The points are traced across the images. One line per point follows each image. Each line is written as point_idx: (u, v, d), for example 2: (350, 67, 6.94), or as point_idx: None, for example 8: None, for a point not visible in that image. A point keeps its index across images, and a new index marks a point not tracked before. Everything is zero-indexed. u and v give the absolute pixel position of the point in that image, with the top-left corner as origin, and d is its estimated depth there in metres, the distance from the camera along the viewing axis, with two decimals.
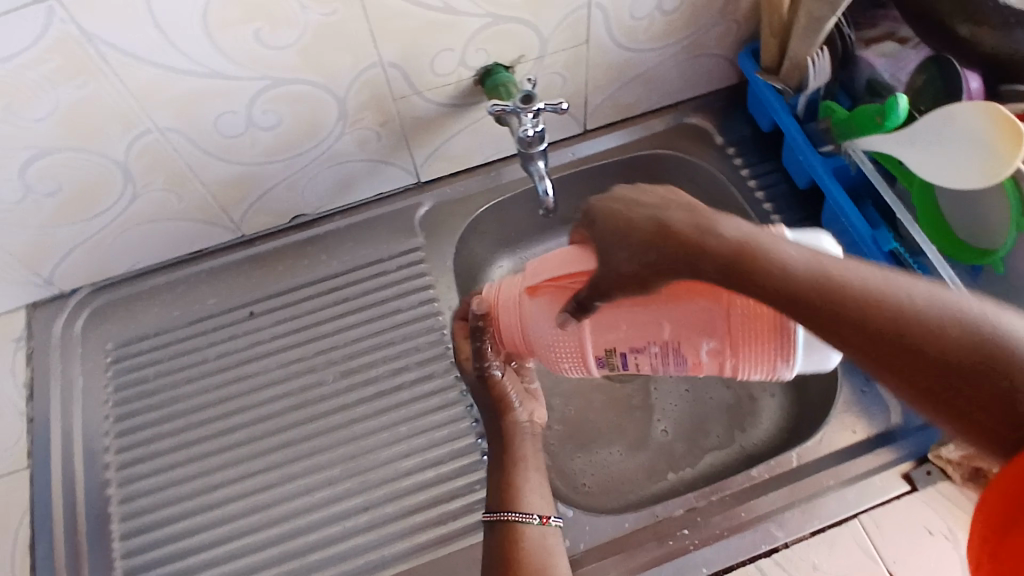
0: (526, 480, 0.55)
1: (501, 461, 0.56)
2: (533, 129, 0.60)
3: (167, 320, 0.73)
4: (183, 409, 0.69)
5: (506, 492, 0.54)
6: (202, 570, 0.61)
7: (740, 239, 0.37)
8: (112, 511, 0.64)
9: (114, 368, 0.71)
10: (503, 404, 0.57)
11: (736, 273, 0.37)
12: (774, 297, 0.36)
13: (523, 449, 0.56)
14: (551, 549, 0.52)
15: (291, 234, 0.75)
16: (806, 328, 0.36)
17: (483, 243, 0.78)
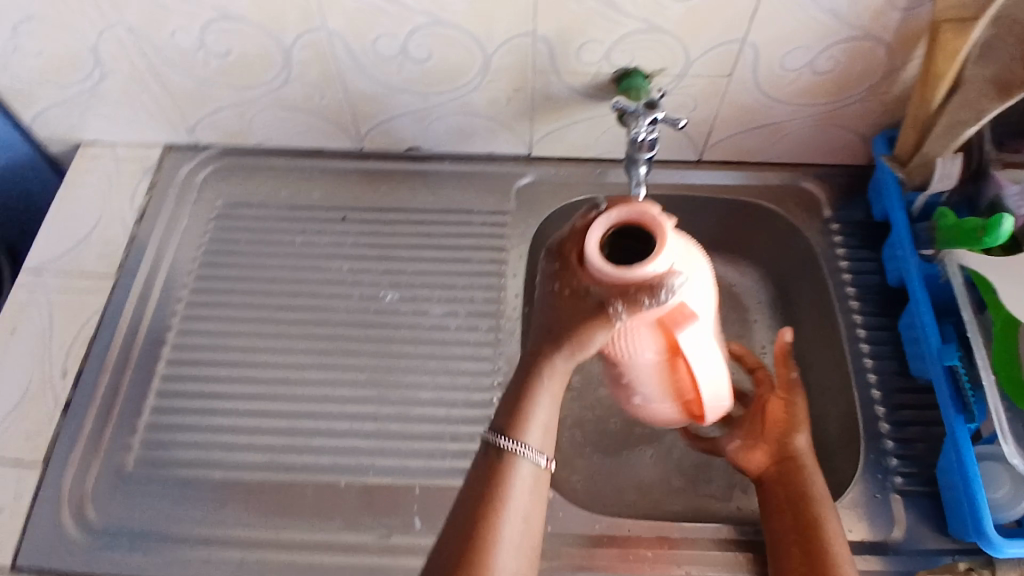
0: (540, 412, 0.48)
1: (528, 383, 0.48)
2: (646, 135, 0.62)
3: (273, 199, 0.80)
4: (259, 276, 0.76)
5: (515, 416, 0.48)
6: (219, 415, 0.67)
7: (805, 456, 0.59)
8: (169, 337, 0.72)
9: (216, 222, 0.79)
10: (580, 343, 0.47)
11: (786, 466, 0.58)
12: (789, 484, 0.57)
13: (555, 383, 0.48)
14: (535, 506, 0.47)
15: (402, 162, 0.81)
16: (784, 512, 0.56)
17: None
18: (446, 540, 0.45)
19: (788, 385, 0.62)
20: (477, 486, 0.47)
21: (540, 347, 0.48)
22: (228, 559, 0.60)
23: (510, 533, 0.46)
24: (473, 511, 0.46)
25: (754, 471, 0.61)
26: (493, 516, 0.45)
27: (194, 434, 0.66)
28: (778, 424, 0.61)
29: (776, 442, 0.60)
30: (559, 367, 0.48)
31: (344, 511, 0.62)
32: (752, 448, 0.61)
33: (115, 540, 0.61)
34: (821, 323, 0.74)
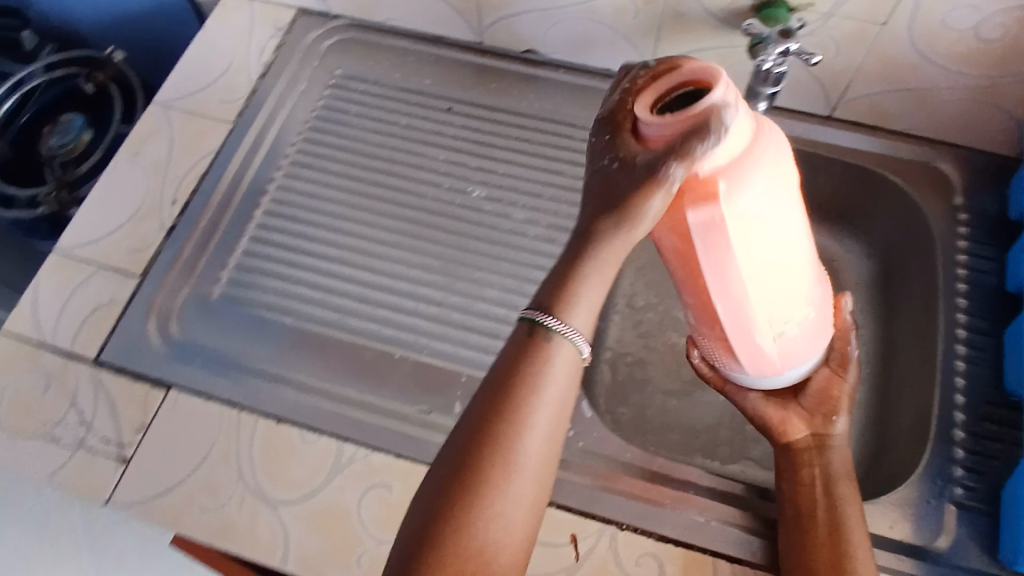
0: (590, 297, 0.45)
1: (578, 264, 0.44)
2: (772, 66, 0.61)
3: (387, 78, 0.82)
4: (360, 149, 0.78)
5: (562, 296, 0.45)
6: (299, 269, 0.71)
7: (837, 438, 0.57)
8: (269, 189, 0.76)
9: (330, 91, 0.81)
10: (634, 215, 0.42)
11: (816, 444, 0.57)
12: (815, 463, 0.56)
13: (609, 268, 0.45)
14: (569, 395, 0.46)
15: (517, 63, 0.80)
16: (806, 488, 0.55)
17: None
18: (472, 420, 0.45)
19: (843, 362, 0.58)
20: (513, 366, 0.45)
21: (592, 220, 0.44)
22: (290, 396, 0.63)
23: (538, 419, 0.44)
24: (504, 388, 0.45)
25: (784, 436, 0.58)
26: (524, 399, 0.44)
27: (275, 281, 0.70)
28: (825, 399, 0.57)
29: (819, 416, 0.57)
30: (616, 246, 0.44)
31: (393, 382, 0.65)
32: (786, 411, 0.58)
33: (193, 355, 0.65)
34: (921, 315, 0.69)
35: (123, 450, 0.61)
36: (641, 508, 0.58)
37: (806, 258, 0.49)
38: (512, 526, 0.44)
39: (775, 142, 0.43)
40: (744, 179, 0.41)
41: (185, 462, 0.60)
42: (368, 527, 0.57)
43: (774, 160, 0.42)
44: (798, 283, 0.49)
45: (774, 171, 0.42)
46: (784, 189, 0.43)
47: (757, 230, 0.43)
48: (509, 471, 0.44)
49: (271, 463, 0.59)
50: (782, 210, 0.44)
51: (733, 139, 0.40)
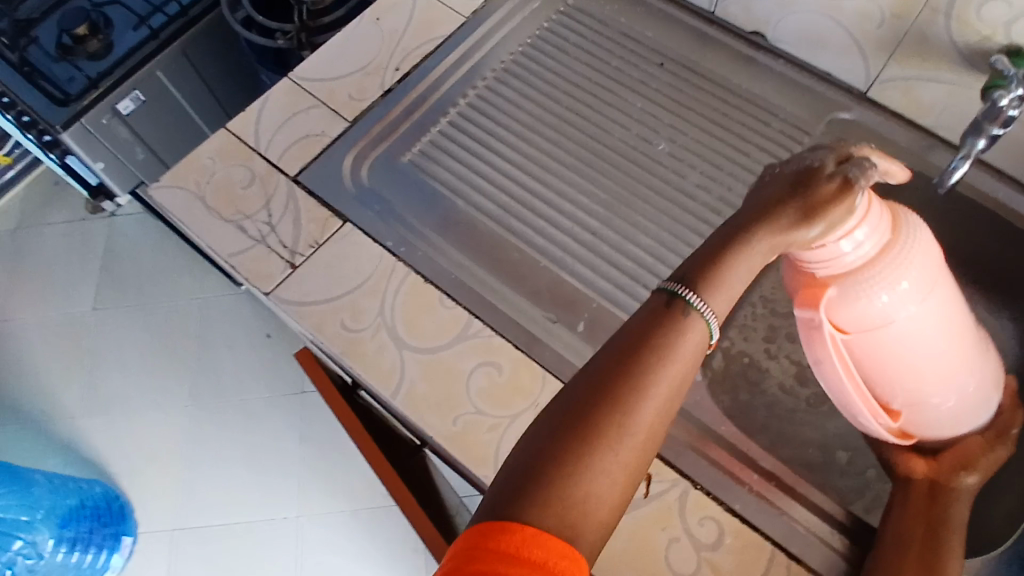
0: (729, 279, 0.46)
1: (728, 247, 0.46)
2: (1009, 106, 0.60)
3: (613, 21, 0.85)
4: (568, 77, 0.82)
5: (707, 270, 0.45)
6: (481, 162, 0.77)
7: (962, 489, 0.56)
8: (479, 85, 0.81)
9: (558, 16, 0.86)
10: (792, 223, 0.45)
11: (937, 488, 0.56)
12: (931, 504, 0.55)
13: (746, 267, 0.46)
14: (683, 388, 0.44)
15: (740, 41, 0.81)
16: (916, 525, 0.54)
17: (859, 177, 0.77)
18: (578, 394, 0.43)
19: (998, 434, 0.58)
20: (644, 334, 0.44)
21: (743, 225, 0.46)
22: (441, 265, 0.69)
23: (655, 392, 0.43)
24: (633, 353, 0.44)
25: (905, 472, 0.58)
26: (654, 369, 0.43)
27: (457, 165, 0.77)
28: (960, 457, 0.57)
29: (948, 465, 0.57)
30: (762, 239, 0.45)
31: (531, 285, 0.69)
32: (914, 454, 0.59)
33: (374, 202, 0.73)
34: None
35: (294, 257, 0.69)
36: (719, 476, 0.60)
37: (944, 346, 0.53)
38: (612, 489, 0.41)
39: (914, 242, 0.49)
40: (863, 291, 0.49)
41: (341, 284, 0.67)
42: (472, 396, 0.62)
43: (900, 268, 0.49)
44: (926, 376, 0.54)
45: (897, 283, 0.49)
46: (911, 297, 0.50)
47: (875, 330, 0.51)
48: (621, 430, 0.41)
49: (410, 313, 0.66)
50: (907, 317, 0.51)
51: (856, 244, 0.48)
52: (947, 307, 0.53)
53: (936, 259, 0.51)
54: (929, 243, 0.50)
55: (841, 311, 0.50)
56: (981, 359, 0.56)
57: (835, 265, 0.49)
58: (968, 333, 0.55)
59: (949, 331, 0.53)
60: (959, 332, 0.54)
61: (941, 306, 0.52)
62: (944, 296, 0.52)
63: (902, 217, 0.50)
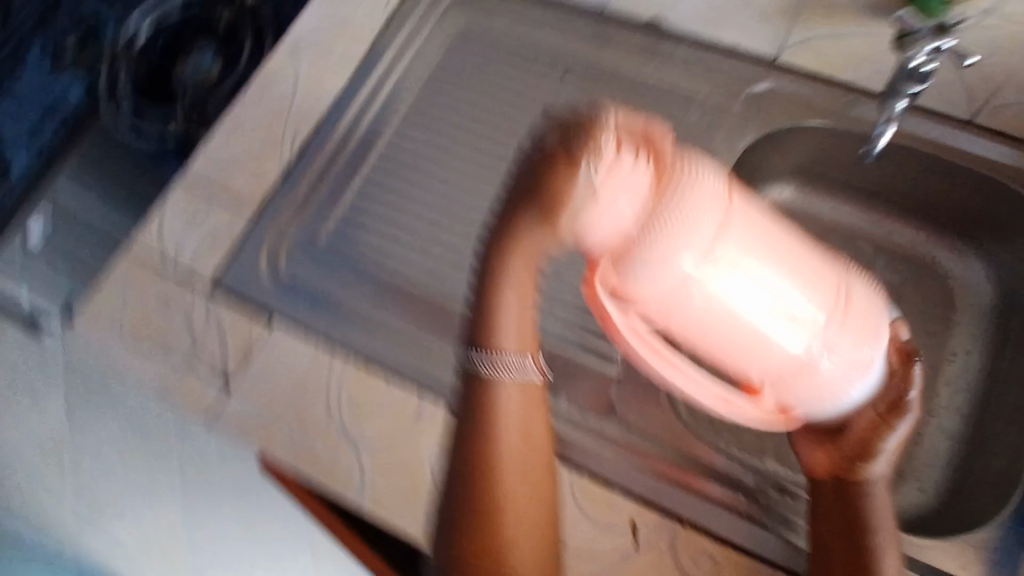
0: (505, 325, 0.52)
1: (495, 296, 0.52)
2: (922, 61, 0.58)
3: (505, 37, 0.81)
4: (473, 109, 0.78)
5: (483, 325, 0.53)
6: (401, 221, 0.73)
7: (867, 481, 0.54)
8: (382, 139, 0.77)
9: (451, 46, 0.81)
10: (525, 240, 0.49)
11: (842, 484, 0.54)
12: (840, 506, 0.54)
13: (507, 298, 0.52)
14: (528, 413, 0.53)
15: (640, 32, 0.77)
16: (829, 530, 0.54)
17: (810, 150, 0.75)
18: (454, 480, 0.52)
19: (891, 405, 0.53)
20: (468, 406, 0.52)
21: (499, 245, 0.50)
22: (381, 345, 0.66)
23: (500, 440, 0.51)
24: (474, 421, 0.52)
25: (813, 471, 0.57)
26: (493, 423, 0.52)
27: (377, 231, 0.73)
28: (858, 445, 0.54)
29: (849, 459, 0.54)
30: (511, 259, 0.50)
31: None
32: (816, 445, 0.56)
33: (297, 293, 0.70)
34: None
35: (227, 373, 0.66)
36: (704, 505, 0.58)
37: (788, 306, 0.48)
38: (522, 522, 0.51)
39: (712, 200, 0.44)
40: (644, 265, 0.43)
41: (280, 391, 0.64)
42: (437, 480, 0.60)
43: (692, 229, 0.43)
44: (776, 344, 0.48)
45: (686, 245, 0.43)
46: (716, 261, 0.44)
47: (696, 305, 0.46)
48: (493, 488, 0.51)
49: (359, 405, 0.63)
50: (718, 281, 0.45)
51: (617, 202, 0.42)
52: (772, 255, 0.47)
53: (744, 210, 0.46)
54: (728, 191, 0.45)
55: (624, 285, 0.45)
56: (859, 306, 0.49)
57: (593, 225, 0.43)
58: (829, 284, 0.48)
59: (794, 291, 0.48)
60: (809, 285, 0.48)
61: (764, 257, 0.47)
62: (771, 247, 0.47)
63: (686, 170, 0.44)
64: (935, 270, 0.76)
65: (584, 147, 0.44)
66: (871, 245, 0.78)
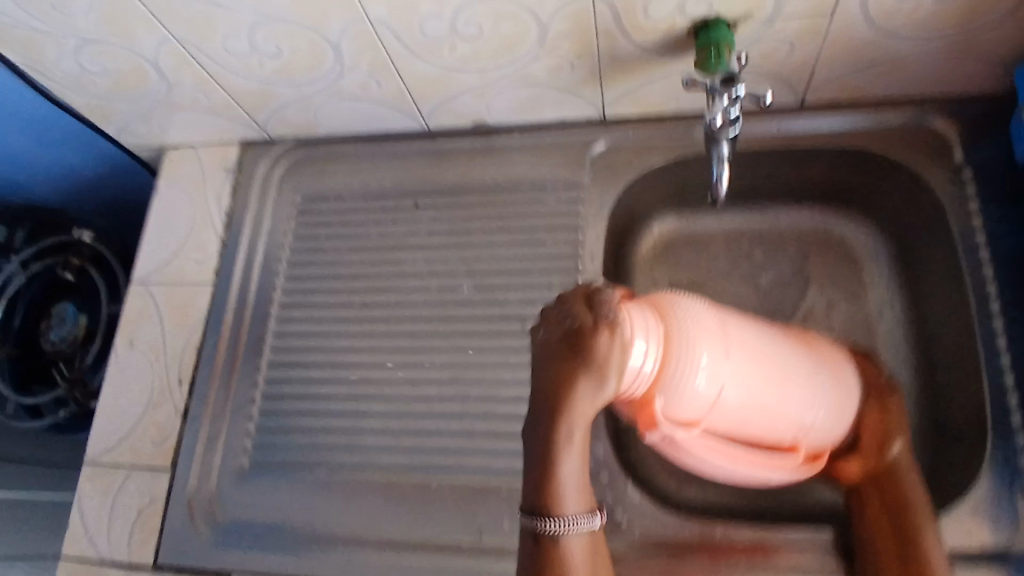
0: (568, 471, 0.42)
1: (546, 446, 0.42)
2: (726, 113, 0.61)
3: (347, 190, 0.80)
4: (343, 273, 0.76)
5: (546, 484, 0.42)
6: (316, 416, 0.70)
7: None
8: (268, 338, 0.75)
9: (299, 219, 0.80)
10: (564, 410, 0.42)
11: None
12: None
13: (581, 426, 0.43)
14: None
15: (469, 138, 0.78)
16: None
17: (672, 180, 0.77)
18: None
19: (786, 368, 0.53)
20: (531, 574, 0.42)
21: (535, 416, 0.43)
22: (346, 556, 0.64)
23: None
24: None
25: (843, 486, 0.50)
26: None
27: (296, 437, 0.70)
28: (872, 436, 0.57)
29: None
30: (571, 416, 0.42)
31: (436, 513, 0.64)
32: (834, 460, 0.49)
33: (242, 537, 0.67)
34: (950, 292, 0.67)
35: None
36: None
37: (745, 387, 0.50)
38: None
39: (688, 320, 0.48)
40: (672, 393, 0.46)
41: None
42: None
43: (677, 351, 0.46)
44: (703, 394, 0.47)
45: (699, 355, 0.47)
46: (715, 358, 0.48)
47: (696, 399, 0.47)
48: None
49: None
50: (711, 371, 0.47)
51: (644, 356, 0.44)
52: (743, 356, 0.51)
53: (701, 322, 0.48)
54: (695, 308, 0.49)
55: (671, 411, 0.46)
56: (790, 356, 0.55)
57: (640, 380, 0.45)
58: (778, 363, 0.53)
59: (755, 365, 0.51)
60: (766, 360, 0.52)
61: (731, 350, 0.50)
62: (723, 338, 0.49)
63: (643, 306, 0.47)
64: (832, 240, 0.77)
65: (574, 345, 0.42)
66: (762, 237, 0.79)
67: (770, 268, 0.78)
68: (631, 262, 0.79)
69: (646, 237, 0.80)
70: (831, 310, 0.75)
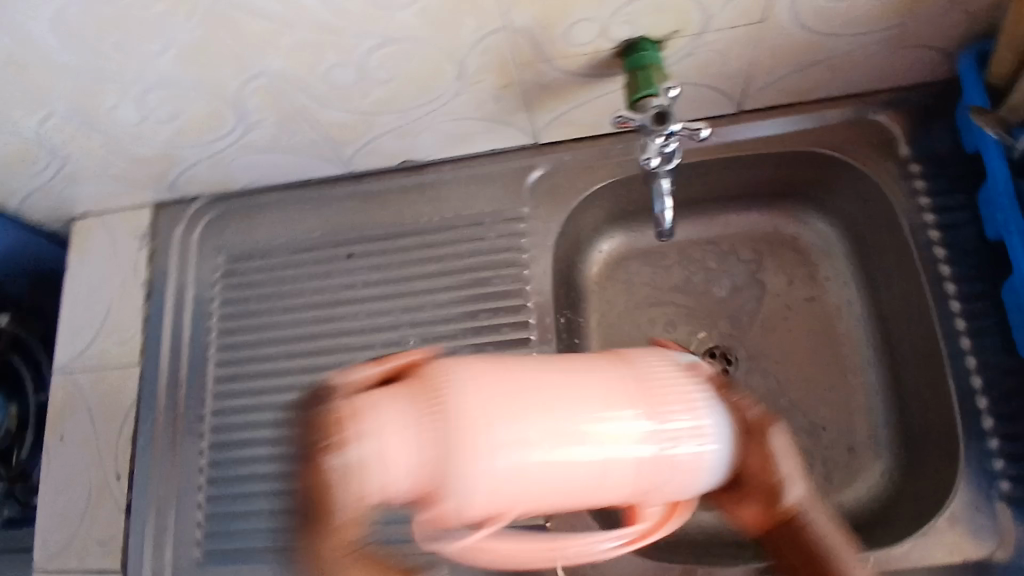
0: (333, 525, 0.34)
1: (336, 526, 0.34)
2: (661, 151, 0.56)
3: (273, 245, 0.74)
4: (279, 336, 0.71)
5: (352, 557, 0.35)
6: (268, 497, 0.66)
7: (791, 505, 0.43)
8: (206, 417, 0.70)
9: (226, 282, 0.74)
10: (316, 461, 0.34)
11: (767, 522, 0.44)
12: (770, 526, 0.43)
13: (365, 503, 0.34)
14: None
15: (399, 177, 0.73)
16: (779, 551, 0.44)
17: (616, 197, 0.73)
18: None
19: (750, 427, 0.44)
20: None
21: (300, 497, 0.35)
22: None
23: None
24: None
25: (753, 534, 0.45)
26: None
27: (250, 523, 0.66)
28: (762, 476, 0.43)
29: (758, 493, 0.44)
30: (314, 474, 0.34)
31: None
32: (733, 505, 0.45)
33: None
34: (908, 292, 0.65)
35: None
36: None
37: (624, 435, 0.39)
38: None
39: (391, 426, 0.35)
40: (474, 474, 0.35)
41: None
42: None
43: (460, 437, 0.35)
44: (616, 469, 0.39)
45: (477, 447, 0.35)
46: (569, 412, 0.39)
47: (519, 480, 0.37)
48: None
49: None
50: (588, 441, 0.38)
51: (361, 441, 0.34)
52: (566, 404, 0.39)
53: (482, 385, 0.37)
54: (473, 370, 0.38)
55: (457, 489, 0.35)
56: (624, 373, 0.42)
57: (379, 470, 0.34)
58: (614, 391, 0.40)
59: (590, 404, 0.39)
60: (608, 391, 0.40)
61: (552, 409, 0.38)
62: (576, 386, 0.40)
63: (431, 377, 0.37)
64: (786, 240, 0.75)
65: (333, 427, 0.35)
66: (714, 244, 0.76)
67: (725, 276, 0.75)
68: (584, 287, 0.77)
69: (596, 258, 0.77)
70: (791, 314, 0.73)
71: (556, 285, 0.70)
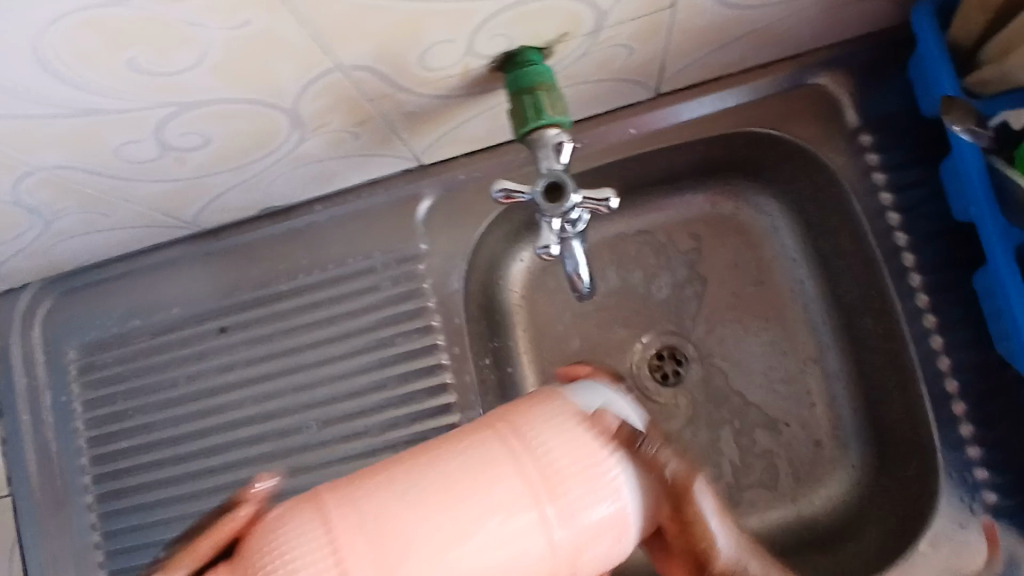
0: None
1: None
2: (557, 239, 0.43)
3: (129, 328, 0.61)
4: (160, 438, 0.60)
5: None
6: None
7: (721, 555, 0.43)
8: (99, 542, 0.61)
9: (82, 381, 0.62)
10: None
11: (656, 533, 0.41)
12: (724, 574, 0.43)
13: None
14: None
15: (262, 225, 0.60)
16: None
17: (528, 209, 0.61)
18: None
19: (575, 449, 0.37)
20: None
21: None
22: None
23: None
24: None
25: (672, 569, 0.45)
26: None
27: None
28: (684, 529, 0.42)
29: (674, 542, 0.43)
30: None
31: None
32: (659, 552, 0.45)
33: None
34: (868, 280, 0.57)
35: None
36: None
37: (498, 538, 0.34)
38: None
39: (397, 513, 0.34)
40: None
41: None
42: None
43: (405, 557, 0.33)
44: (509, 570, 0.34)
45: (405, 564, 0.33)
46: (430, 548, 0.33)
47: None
48: None
49: None
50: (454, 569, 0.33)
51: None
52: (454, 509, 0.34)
53: (417, 507, 0.34)
54: (380, 490, 0.35)
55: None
56: (499, 459, 0.35)
57: None
58: (487, 484, 0.35)
59: (502, 495, 0.34)
60: (570, 464, 0.36)
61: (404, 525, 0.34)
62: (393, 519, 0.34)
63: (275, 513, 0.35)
64: (725, 219, 0.65)
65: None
66: (646, 235, 0.66)
67: (663, 271, 0.65)
68: (506, 308, 0.66)
69: (516, 271, 0.66)
70: (739, 305, 0.64)
71: (473, 328, 0.60)
